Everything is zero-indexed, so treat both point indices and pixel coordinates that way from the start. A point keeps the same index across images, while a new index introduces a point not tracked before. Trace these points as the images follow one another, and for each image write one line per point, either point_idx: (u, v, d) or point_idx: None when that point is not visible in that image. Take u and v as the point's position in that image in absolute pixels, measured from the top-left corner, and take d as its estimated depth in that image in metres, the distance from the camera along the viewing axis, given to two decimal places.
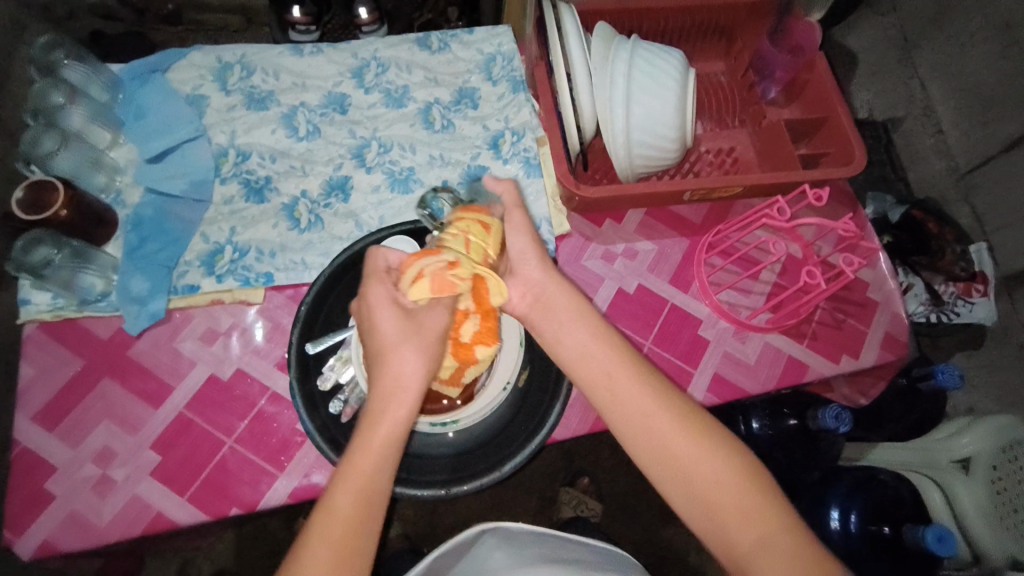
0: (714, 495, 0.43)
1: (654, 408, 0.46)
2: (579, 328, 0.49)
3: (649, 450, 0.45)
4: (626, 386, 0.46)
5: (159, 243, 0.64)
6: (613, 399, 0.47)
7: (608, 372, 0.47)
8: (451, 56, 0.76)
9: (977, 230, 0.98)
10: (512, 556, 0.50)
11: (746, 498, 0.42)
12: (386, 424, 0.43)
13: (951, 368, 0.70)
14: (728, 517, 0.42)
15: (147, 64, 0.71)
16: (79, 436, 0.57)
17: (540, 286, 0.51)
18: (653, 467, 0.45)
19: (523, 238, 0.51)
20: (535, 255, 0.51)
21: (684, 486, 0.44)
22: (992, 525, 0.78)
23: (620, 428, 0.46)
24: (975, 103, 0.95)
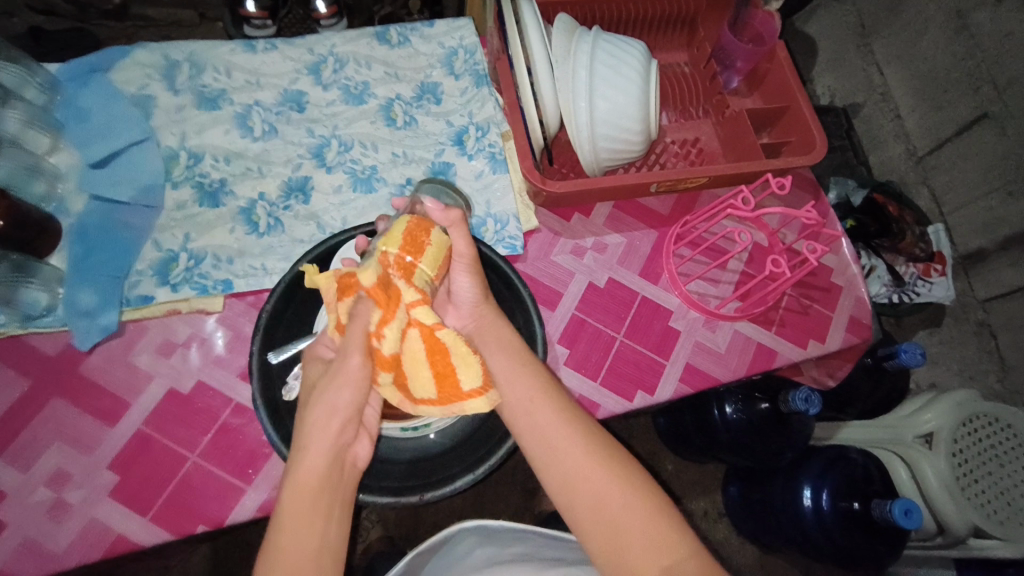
0: (620, 522, 0.42)
1: (564, 431, 0.45)
2: (506, 357, 0.48)
3: (559, 476, 0.44)
4: (542, 407, 0.46)
5: (107, 253, 0.61)
6: (531, 422, 0.45)
7: (529, 395, 0.46)
8: (411, 50, 0.74)
9: (935, 212, 1.01)
10: (487, 556, 0.49)
11: (649, 525, 0.42)
12: (309, 481, 0.41)
13: (914, 346, 0.71)
14: (634, 546, 0.41)
15: (86, 63, 0.67)
16: (30, 458, 0.54)
17: (475, 320, 0.50)
18: (564, 494, 0.44)
19: (466, 280, 0.50)
20: (474, 292, 0.50)
21: (593, 514, 0.43)
22: (956, 496, 0.80)
23: (536, 452, 0.45)
24: (928, 87, 0.97)
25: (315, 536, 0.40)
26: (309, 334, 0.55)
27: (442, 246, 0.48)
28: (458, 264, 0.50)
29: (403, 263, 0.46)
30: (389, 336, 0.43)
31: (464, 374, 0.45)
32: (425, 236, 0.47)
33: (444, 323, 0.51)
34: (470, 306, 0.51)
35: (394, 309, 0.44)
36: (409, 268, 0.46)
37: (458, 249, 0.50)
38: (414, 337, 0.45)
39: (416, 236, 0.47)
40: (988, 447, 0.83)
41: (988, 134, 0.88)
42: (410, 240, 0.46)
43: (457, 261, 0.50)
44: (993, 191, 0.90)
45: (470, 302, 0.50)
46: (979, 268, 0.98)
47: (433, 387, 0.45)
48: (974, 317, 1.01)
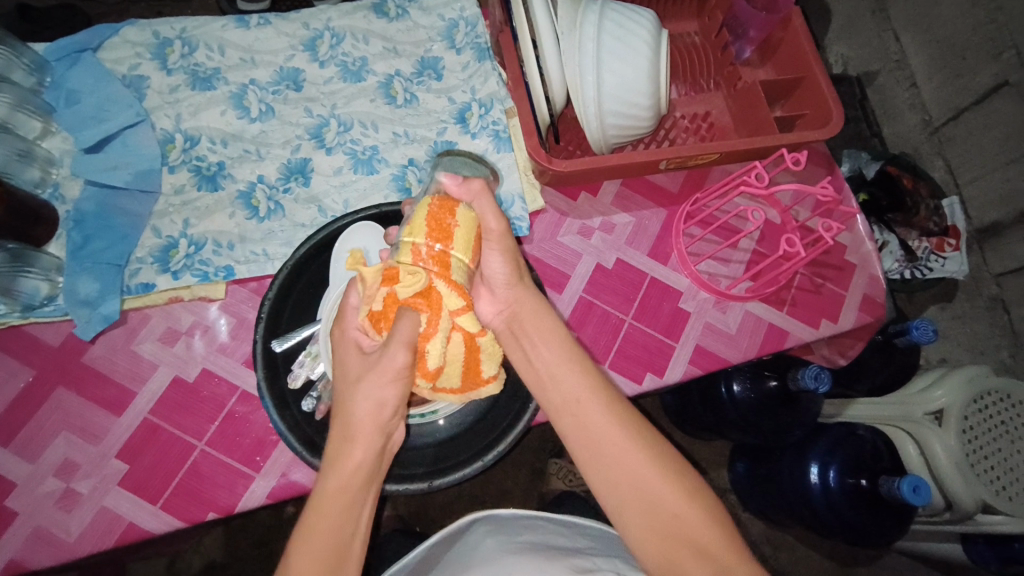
0: (671, 529, 0.42)
1: (614, 434, 0.44)
2: (549, 353, 0.47)
3: (609, 481, 0.43)
4: (591, 410, 0.45)
5: (105, 240, 0.60)
6: (579, 424, 0.45)
7: (576, 397, 0.45)
8: (410, 24, 0.72)
9: (950, 184, 0.99)
10: (501, 542, 0.47)
11: (701, 533, 0.41)
12: (354, 470, 0.42)
13: (926, 322, 0.70)
14: (684, 553, 0.41)
15: (74, 42, 0.65)
16: (36, 449, 0.54)
17: (513, 303, 0.49)
18: (614, 498, 0.43)
19: (498, 259, 0.49)
20: (507, 274, 0.49)
21: (644, 519, 0.42)
22: (966, 473, 0.79)
23: (585, 456, 0.44)
24: (948, 54, 0.93)
25: (346, 525, 0.41)
26: (314, 321, 0.54)
27: (470, 224, 0.47)
28: (489, 241, 0.49)
29: (436, 253, 0.46)
30: (434, 346, 0.45)
31: (486, 361, 0.48)
32: (450, 219, 0.47)
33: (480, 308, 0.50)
34: (504, 289, 0.49)
35: (439, 314, 0.45)
36: (444, 260, 0.46)
37: (487, 224, 0.48)
38: (455, 339, 0.46)
39: (441, 219, 0.46)
40: (998, 423, 0.82)
41: (1008, 102, 0.85)
42: (436, 225, 0.46)
43: (489, 237, 0.49)
44: (1011, 162, 0.87)
45: (504, 286, 0.49)
46: (994, 241, 0.95)
47: (457, 376, 0.48)
48: (987, 292, 0.99)
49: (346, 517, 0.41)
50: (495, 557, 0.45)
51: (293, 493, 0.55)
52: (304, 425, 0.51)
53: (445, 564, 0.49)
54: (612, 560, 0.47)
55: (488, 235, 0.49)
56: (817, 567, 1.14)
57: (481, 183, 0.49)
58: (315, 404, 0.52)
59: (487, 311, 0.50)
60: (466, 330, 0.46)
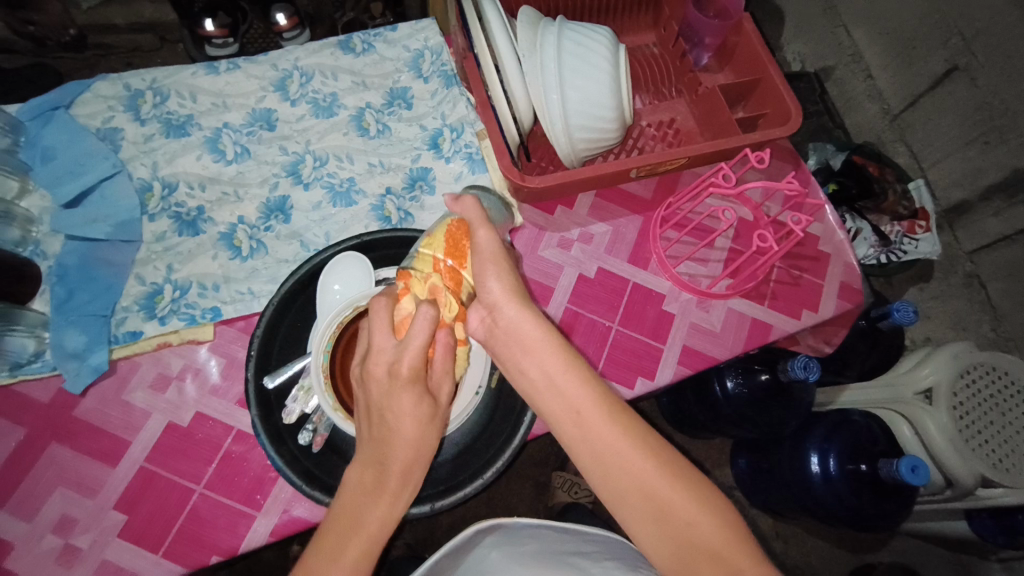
0: (684, 535, 0.42)
1: (619, 444, 0.45)
2: (549, 361, 0.47)
3: (617, 491, 0.44)
4: (595, 421, 0.45)
5: (89, 293, 0.60)
6: (582, 435, 0.45)
7: (575, 408, 0.46)
8: (377, 57, 0.73)
9: (915, 167, 1.02)
10: (508, 555, 0.48)
11: (711, 537, 0.42)
12: (385, 520, 0.45)
13: (905, 304, 0.71)
14: (693, 555, 0.42)
15: (47, 100, 0.65)
16: (32, 508, 0.54)
17: (499, 309, 0.49)
18: (624, 507, 0.44)
19: (494, 277, 0.49)
20: (503, 291, 0.49)
21: (655, 526, 0.43)
22: (961, 448, 0.80)
23: (589, 465, 0.45)
24: (898, 44, 0.96)
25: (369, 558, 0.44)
26: (304, 354, 0.55)
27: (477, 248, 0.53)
28: (481, 256, 0.50)
29: (449, 269, 0.51)
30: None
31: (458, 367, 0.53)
32: (464, 240, 0.52)
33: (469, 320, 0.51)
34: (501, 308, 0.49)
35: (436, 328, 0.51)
36: (457, 277, 0.51)
37: (479, 243, 0.50)
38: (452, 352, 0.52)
39: (457, 240, 0.52)
40: (988, 396, 0.84)
41: (959, 86, 0.88)
42: (452, 245, 0.52)
43: (482, 255, 0.50)
44: (970, 143, 0.90)
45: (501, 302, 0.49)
46: (964, 219, 0.98)
47: None
48: (962, 269, 1.02)
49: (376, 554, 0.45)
50: (506, 570, 0.46)
51: (296, 529, 0.55)
52: (301, 459, 0.51)
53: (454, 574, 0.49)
54: (617, 563, 0.47)
55: (477, 240, 0.50)
56: (827, 556, 1.15)
57: (474, 200, 0.51)
58: (311, 437, 0.52)
59: (472, 319, 0.50)
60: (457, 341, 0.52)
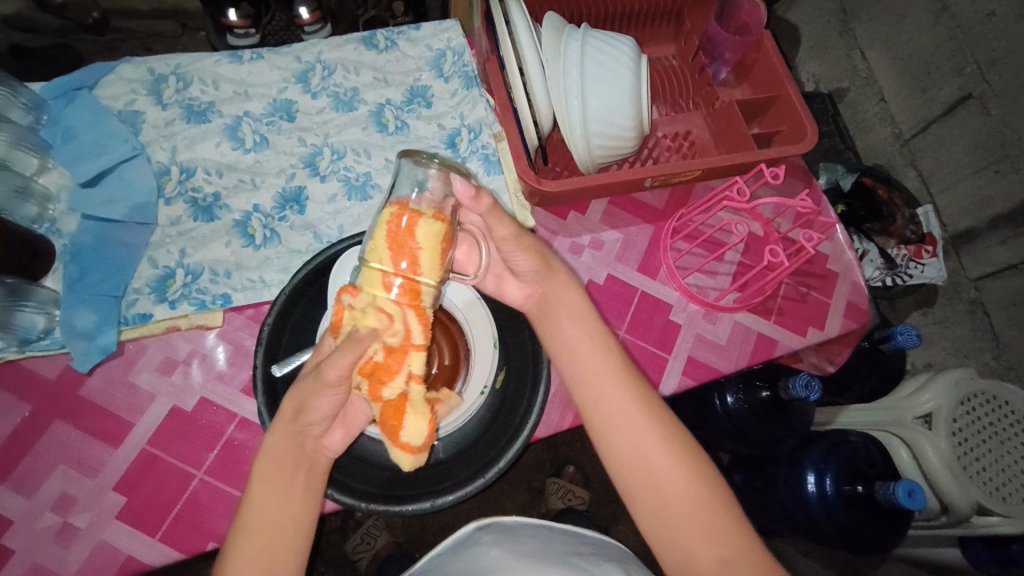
0: (678, 506, 0.44)
1: (631, 412, 0.47)
2: (575, 329, 0.51)
3: (624, 451, 0.46)
4: (610, 387, 0.48)
5: (102, 273, 0.60)
6: (596, 398, 0.48)
7: (595, 372, 0.49)
8: (399, 55, 0.74)
9: (924, 192, 1.02)
10: (507, 551, 0.47)
11: (706, 512, 0.44)
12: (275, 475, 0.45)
13: (909, 327, 0.71)
14: (687, 530, 0.43)
15: (71, 80, 0.66)
16: (33, 485, 0.54)
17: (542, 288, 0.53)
18: (625, 469, 0.46)
19: (523, 257, 0.51)
20: (536, 266, 0.52)
21: (650, 494, 0.45)
22: (959, 475, 0.80)
23: (598, 428, 0.47)
24: (913, 70, 0.97)
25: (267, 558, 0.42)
26: (313, 345, 0.55)
27: (433, 240, 0.46)
28: (506, 245, 0.50)
29: (410, 280, 0.45)
30: (394, 382, 0.45)
31: (410, 424, 0.46)
32: (410, 239, 0.45)
33: (515, 293, 0.55)
34: (535, 277, 0.53)
35: (403, 355, 0.45)
36: (414, 287, 0.45)
37: (497, 232, 0.49)
38: (415, 388, 0.46)
39: (401, 240, 0.45)
40: (987, 425, 0.84)
41: (972, 114, 0.89)
42: (399, 247, 0.45)
43: (503, 242, 0.49)
44: (980, 170, 0.91)
45: (533, 273, 0.52)
46: (970, 246, 0.98)
47: (382, 419, 0.47)
48: (966, 296, 1.02)
49: (277, 545, 0.43)
50: (508, 564, 0.45)
51: None
52: None
53: (449, 566, 0.48)
54: (617, 566, 0.48)
55: (506, 244, 0.50)
56: None
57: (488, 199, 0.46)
58: None
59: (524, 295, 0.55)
60: (419, 374, 0.46)
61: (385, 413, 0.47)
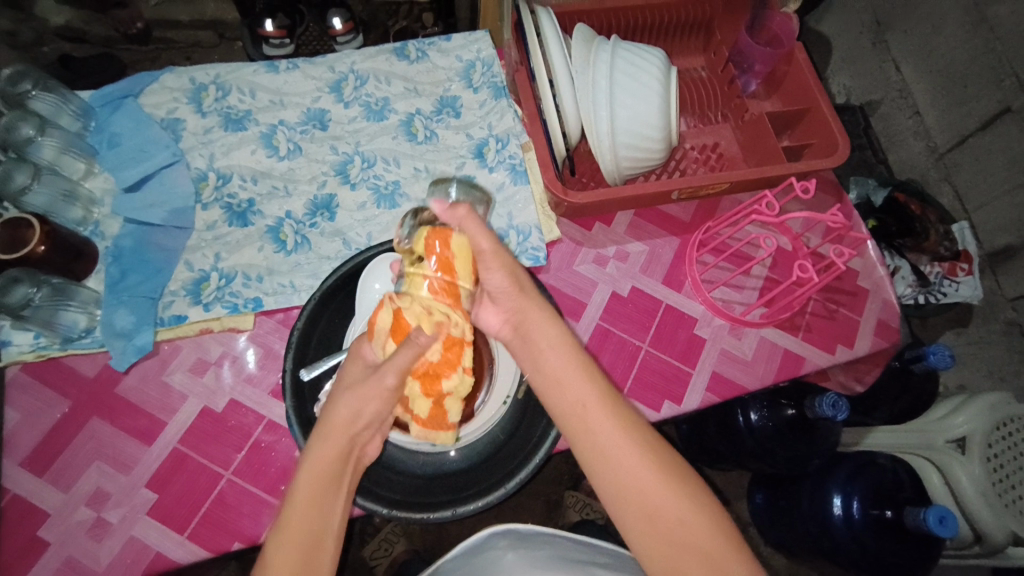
0: (674, 535, 0.42)
1: (617, 441, 0.45)
2: (556, 356, 0.48)
3: (617, 484, 0.44)
4: (598, 419, 0.45)
5: (141, 275, 0.63)
6: (583, 428, 0.46)
7: (581, 403, 0.46)
8: (430, 65, 0.75)
9: (959, 209, 0.99)
10: (523, 559, 0.48)
11: (703, 538, 0.42)
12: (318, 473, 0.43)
13: (942, 348, 0.67)
14: (685, 558, 0.41)
15: (117, 89, 0.69)
16: (70, 479, 0.56)
17: (516, 311, 0.51)
18: (619, 503, 0.43)
19: (498, 275, 0.50)
20: (509, 286, 0.50)
21: (644, 521, 0.43)
22: (991, 501, 0.78)
23: (588, 460, 0.45)
24: (950, 83, 0.94)
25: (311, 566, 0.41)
26: (341, 350, 0.56)
27: (464, 251, 0.49)
28: (485, 259, 0.50)
29: (449, 284, 0.49)
30: (451, 375, 0.49)
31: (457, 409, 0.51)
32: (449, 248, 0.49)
33: (485, 320, 0.53)
34: (508, 300, 0.51)
35: (458, 350, 0.49)
36: (454, 290, 0.49)
37: (479, 245, 0.49)
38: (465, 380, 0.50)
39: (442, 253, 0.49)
40: (1022, 451, 0.81)
41: (1012, 128, 0.87)
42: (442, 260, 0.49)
43: (483, 256, 0.50)
44: (1019, 187, 0.88)
45: (507, 294, 0.51)
46: (1008, 265, 0.95)
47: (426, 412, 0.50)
48: (1003, 316, 0.99)
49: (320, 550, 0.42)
50: (523, 574, 0.46)
51: None
52: None
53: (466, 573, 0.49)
54: None
55: (484, 257, 0.50)
56: None
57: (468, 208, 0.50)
58: None
59: (495, 320, 0.52)
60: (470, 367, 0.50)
61: (432, 409, 0.51)
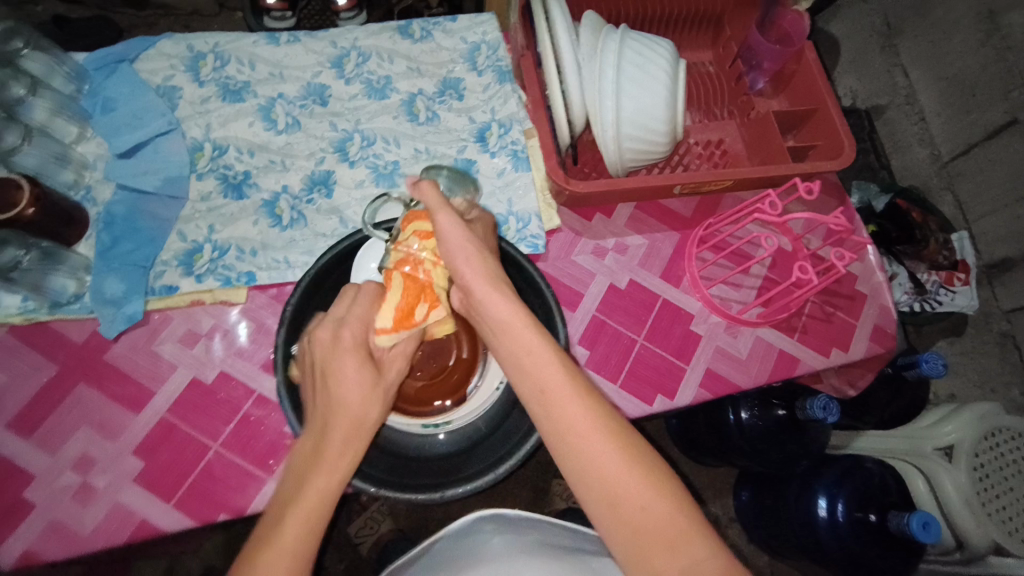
0: (639, 521, 0.37)
1: (580, 421, 0.40)
2: (521, 338, 0.42)
3: (582, 469, 0.39)
4: (561, 397, 0.40)
5: (133, 243, 0.62)
6: (546, 407, 0.41)
7: (542, 386, 0.41)
8: (434, 45, 0.74)
9: (960, 219, 0.99)
10: (508, 541, 0.47)
11: (672, 526, 0.37)
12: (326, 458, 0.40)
13: (935, 356, 0.68)
14: (652, 547, 0.37)
15: (113, 53, 0.68)
16: (58, 441, 0.55)
17: (473, 284, 0.45)
18: (584, 489, 0.39)
19: (454, 245, 0.46)
20: (466, 254, 0.46)
21: (608, 507, 0.38)
22: (976, 510, 0.78)
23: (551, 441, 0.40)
24: (959, 92, 0.93)
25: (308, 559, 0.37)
26: None
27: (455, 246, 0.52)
28: (442, 230, 0.47)
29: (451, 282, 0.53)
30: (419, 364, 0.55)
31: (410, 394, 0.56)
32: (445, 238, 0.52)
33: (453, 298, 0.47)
34: (462, 270, 0.46)
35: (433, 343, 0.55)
36: None
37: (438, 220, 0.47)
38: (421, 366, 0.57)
39: None
40: (1008, 461, 0.82)
41: (1017, 140, 0.86)
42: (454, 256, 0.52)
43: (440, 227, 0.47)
44: (1018, 200, 0.88)
45: (462, 265, 0.46)
46: (1005, 276, 0.95)
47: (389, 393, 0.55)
48: (996, 328, 0.99)
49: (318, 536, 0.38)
50: (507, 556, 0.46)
51: None
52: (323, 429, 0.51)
53: (448, 555, 0.49)
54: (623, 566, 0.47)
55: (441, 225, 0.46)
56: None
57: (434, 186, 0.47)
58: None
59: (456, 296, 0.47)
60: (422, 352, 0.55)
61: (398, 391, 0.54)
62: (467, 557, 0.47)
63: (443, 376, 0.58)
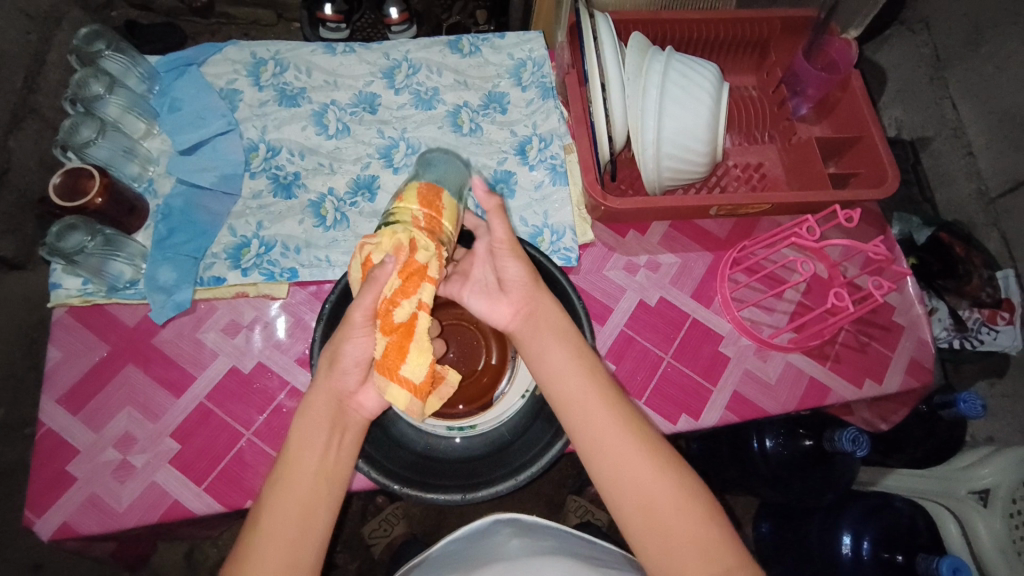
0: (669, 524, 0.39)
1: (614, 427, 0.42)
2: (560, 348, 0.46)
3: (613, 474, 0.41)
4: (597, 403, 0.43)
5: (187, 235, 0.65)
6: (583, 413, 0.43)
7: (582, 391, 0.44)
8: (481, 60, 0.76)
9: (1005, 256, 0.96)
10: (526, 544, 0.48)
11: (700, 530, 0.39)
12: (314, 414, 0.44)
13: (974, 396, 0.66)
14: (682, 550, 0.39)
15: (183, 57, 0.73)
16: (101, 421, 0.58)
17: (528, 303, 0.48)
18: (615, 492, 0.41)
19: (513, 265, 0.48)
20: (524, 276, 0.48)
21: (640, 510, 0.40)
22: (1011, 558, 0.74)
23: (585, 446, 0.42)
24: (1009, 127, 0.91)
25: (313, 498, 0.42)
26: None
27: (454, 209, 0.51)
28: (501, 249, 0.48)
29: (425, 219, 0.48)
30: (405, 304, 0.46)
31: (414, 355, 0.46)
32: (438, 200, 0.50)
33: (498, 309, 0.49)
34: (519, 290, 0.48)
35: (417, 283, 0.46)
36: (432, 225, 0.49)
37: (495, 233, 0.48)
38: (423, 316, 0.47)
39: (430, 198, 0.49)
40: None
41: None
42: (426, 200, 0.49)
43: (499, 246, 0.48)
44: None
45: (520, 285, 0.48)
46: None
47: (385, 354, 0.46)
48: None
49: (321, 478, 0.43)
50: (524, 557, 0.46)
51: None
52: None
53: (466, 555, 0.49)
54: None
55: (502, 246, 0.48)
56: None
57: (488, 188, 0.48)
58: None
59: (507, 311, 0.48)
60: (428, 304, 0.47)
61: (386, 350, 0.45)
62: (484, 556, 0.48)
63: (472, 380, 0.59)
